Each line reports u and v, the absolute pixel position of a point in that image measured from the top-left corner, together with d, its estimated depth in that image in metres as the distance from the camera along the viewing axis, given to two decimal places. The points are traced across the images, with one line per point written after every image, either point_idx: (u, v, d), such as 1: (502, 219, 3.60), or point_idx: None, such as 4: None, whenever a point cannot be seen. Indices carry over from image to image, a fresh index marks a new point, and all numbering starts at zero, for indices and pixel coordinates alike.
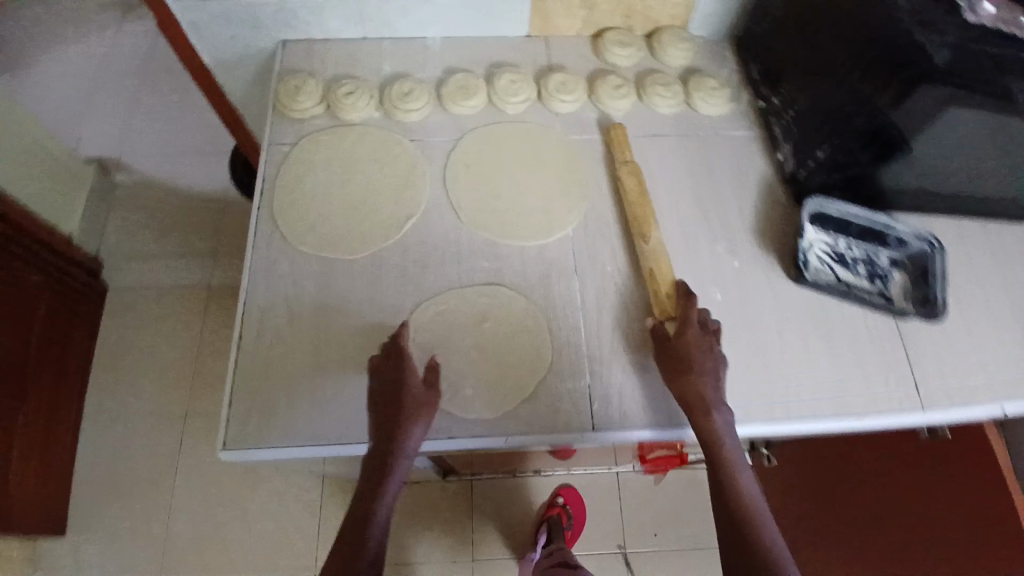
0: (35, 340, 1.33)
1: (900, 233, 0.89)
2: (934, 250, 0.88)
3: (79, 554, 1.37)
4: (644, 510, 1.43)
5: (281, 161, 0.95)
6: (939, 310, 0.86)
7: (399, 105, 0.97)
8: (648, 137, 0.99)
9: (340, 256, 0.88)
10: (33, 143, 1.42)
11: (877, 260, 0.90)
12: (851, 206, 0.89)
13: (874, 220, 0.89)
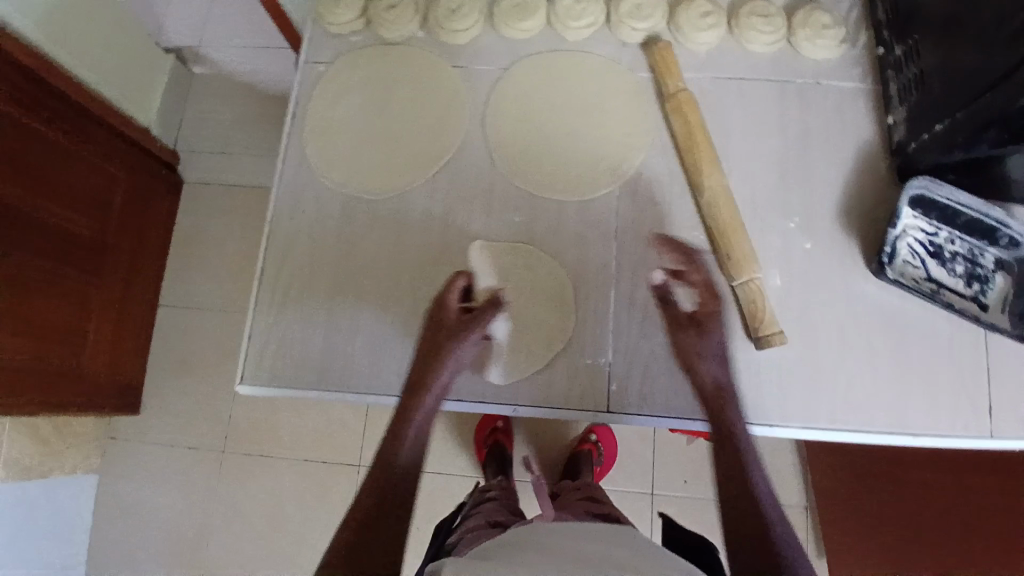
0: (116, 221, 1.25)
1: (1016, 233, 0.72)
2: None
3: (146, 433, 1.36)
4: (682, 464, 1.28)
5: (316, 82, 0.88)
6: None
7: (445, 24, 0.85)
8: (731, 80, 0.83)
9: (365, 194, 0.82)
10: (126, 28, 1.30)
11: (981, 260, 0.74)
12: (963, 193, 0.72)
13: (988, 212, 0.72)
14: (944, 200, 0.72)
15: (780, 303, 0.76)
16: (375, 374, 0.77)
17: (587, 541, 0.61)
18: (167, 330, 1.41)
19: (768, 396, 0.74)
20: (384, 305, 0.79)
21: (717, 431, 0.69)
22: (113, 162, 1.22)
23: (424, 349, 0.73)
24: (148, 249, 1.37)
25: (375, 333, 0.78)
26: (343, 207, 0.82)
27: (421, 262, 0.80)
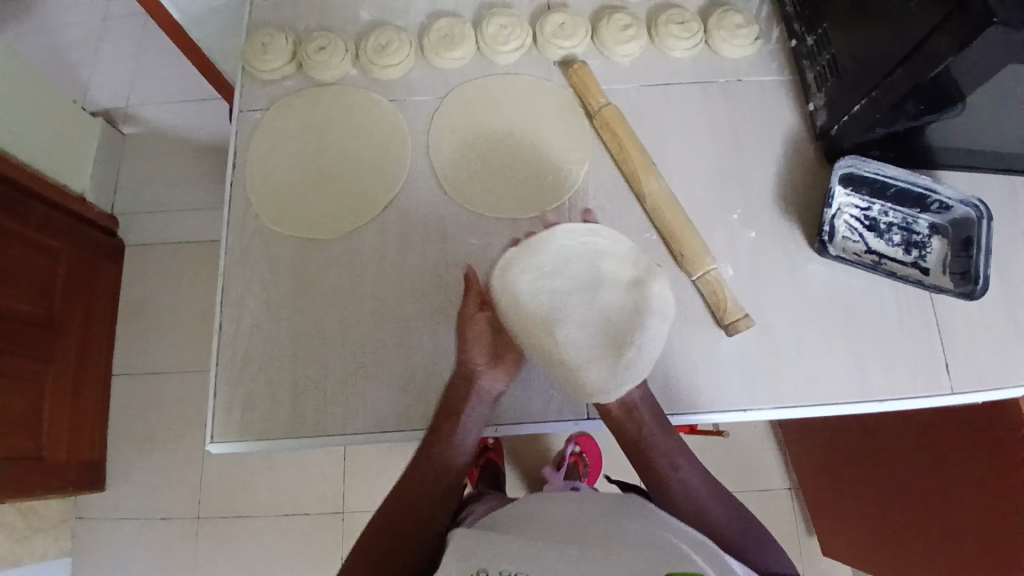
0: (58, 294, 1.19)
1: (944, 198, 0.77)
2: (981, 217, 0.75)
3: (116, 511, 1.29)
4: None
5: (252, 131, 0.87)
6: (977, 288, 0.74)
7: (376, 61, 0.86)
8: (660, 86, 0.86)
9: (315, 236, 0.82)
10: (52, 94, 1.25)
11: (915, 227, 0.79)
12: (889, 166, 0.76)
13: (916, 181, 0.77)
14: (872, 175, 0.77)
15: (737, 291, 0.79)
16: (349, 416, 0.75)
17: (592, 517, 0.61)
18: (126, 400, 1.35)
19: (738, 382, 0.76)
20: (350, 345, 0.78)
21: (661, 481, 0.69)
22: (49, 233, 1.18)
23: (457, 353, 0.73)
24: (95, 320, 1.31)
25: (345, 374, 0.77)
26: (295, 252, 0.81)
27: (383, 296, 0.79)
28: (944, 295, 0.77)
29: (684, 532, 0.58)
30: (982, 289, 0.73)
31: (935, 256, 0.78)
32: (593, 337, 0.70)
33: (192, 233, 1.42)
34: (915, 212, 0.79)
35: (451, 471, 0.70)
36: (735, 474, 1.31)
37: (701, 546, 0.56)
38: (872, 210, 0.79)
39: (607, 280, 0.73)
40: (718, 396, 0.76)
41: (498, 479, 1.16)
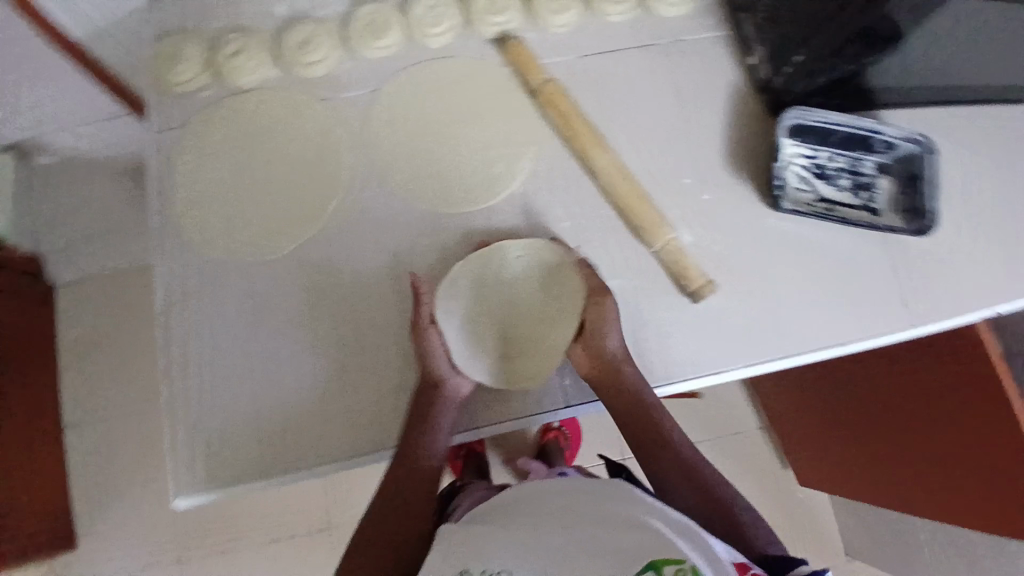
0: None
1: (888, 136, 0.77)
2: (924, 151, 0.77)
3: (90, 565, 1.23)
4: None
5: (174, 150, 0.82)
6: (927, 223, 0.76)
7: (297, 58, 0.81)
8: (599, 54, 0.83)
9: (256, 258, 0.77)
10: None
11: (862, 168, 0.79)
12: (834, 112, 0.77)
13: (860, 124, 0.77)
14: (817, 124, 0.77)
15: (697, 256, 0.78)
16: (320, 442, 0.72)
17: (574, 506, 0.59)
18: (82, 447, 1.27)
19: (711, 346, 0.76)
20: (311, 366, 0.74)
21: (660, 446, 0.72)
22: None
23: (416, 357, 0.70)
24: (34, 368, 1.22)
25: (310, 397, 0.73)
26: (241, 275, 0.77)
27: (341, 309, 0.76)
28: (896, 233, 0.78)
29: (667, 512, 0.55)
30: (931, 224, 0.76)
31: (884, 195, 0.79)
32: (533, 335, 0.74)
33: (122, 260, 1.32)
34: (862, 154, 0.79)
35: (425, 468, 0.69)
36: (715, 428, 1.34)
37: (683, 528, 0.53)
38: (820, 157, 0.79)
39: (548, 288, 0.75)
40: (693, 363, 0.75)
41: (482, 466, 1.17)
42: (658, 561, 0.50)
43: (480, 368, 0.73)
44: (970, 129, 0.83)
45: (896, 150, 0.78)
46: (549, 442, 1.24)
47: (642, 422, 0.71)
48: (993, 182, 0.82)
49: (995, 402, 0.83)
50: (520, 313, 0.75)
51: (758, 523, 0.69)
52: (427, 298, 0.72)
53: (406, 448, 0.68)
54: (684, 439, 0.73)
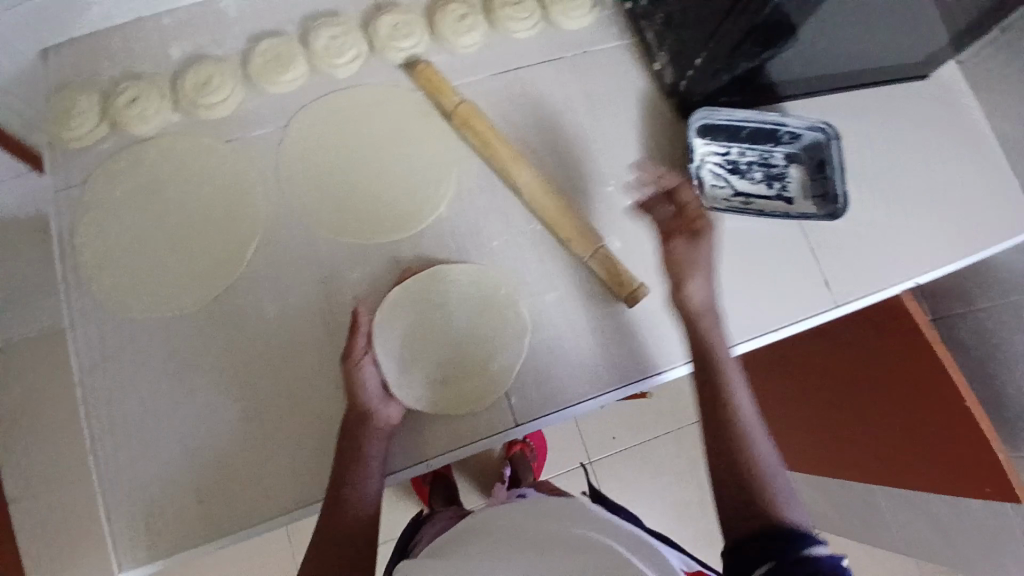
0: None
1: (793, 127, 0.79)
2: (829, 137, 0.79)
3: None
4: (605, 420, 1.34)
5: (74, 211, 0.77)
6: (838, 207, 0.79)
7: (197, 101, 0.77)
8: (510, 71, 0.84)
9: (176, 311, 0.73)
10: None
11: (772, 159, 0.82)
12: (739, 110, 0.78)
13: (765, 119, 0.79)
14: (724, 122, 0.79)
15: (628, 261, 0.79)
16: (264, 496, 0.69)
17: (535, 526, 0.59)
18: None
19: (651, 348, 0.77)
20: (247, 419, 0.71)
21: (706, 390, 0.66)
22: None
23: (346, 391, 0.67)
24: None
25: (248, 450, 0.70)
26: (161, 334, 0.73)
27: (273, 356, 0.73)
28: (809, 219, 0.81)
29: (622, 529, 0.56)
30: (841, 208, 0.79)
31: (796, 183, 0.82)
32: (473, 359, 0.74)
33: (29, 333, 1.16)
34: (771, 146, 0.82)
35: (363, 514, 0.63)
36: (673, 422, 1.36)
37: (639, 543, 0.55)
38: (731, 153, 0.82)
39: (490, 308, 0.75)
40: (635, 367, 0.76)
41: (451, 489, 1.14)
42: None
43: (424, 399, 0.72)
44: (859, 115, 0.90)
45: (804, 138, 0.81)
46: (517, 456, 1.21)
47: (706, 367, 0.67)
48: (886, 165, 0.88)
49: (926, 357, 0.89)
50: (458, 337, 0.74)
51: (792, 500, 0.58)
52: (363, 324, 0.69)
53: (337, 485, 0.64)
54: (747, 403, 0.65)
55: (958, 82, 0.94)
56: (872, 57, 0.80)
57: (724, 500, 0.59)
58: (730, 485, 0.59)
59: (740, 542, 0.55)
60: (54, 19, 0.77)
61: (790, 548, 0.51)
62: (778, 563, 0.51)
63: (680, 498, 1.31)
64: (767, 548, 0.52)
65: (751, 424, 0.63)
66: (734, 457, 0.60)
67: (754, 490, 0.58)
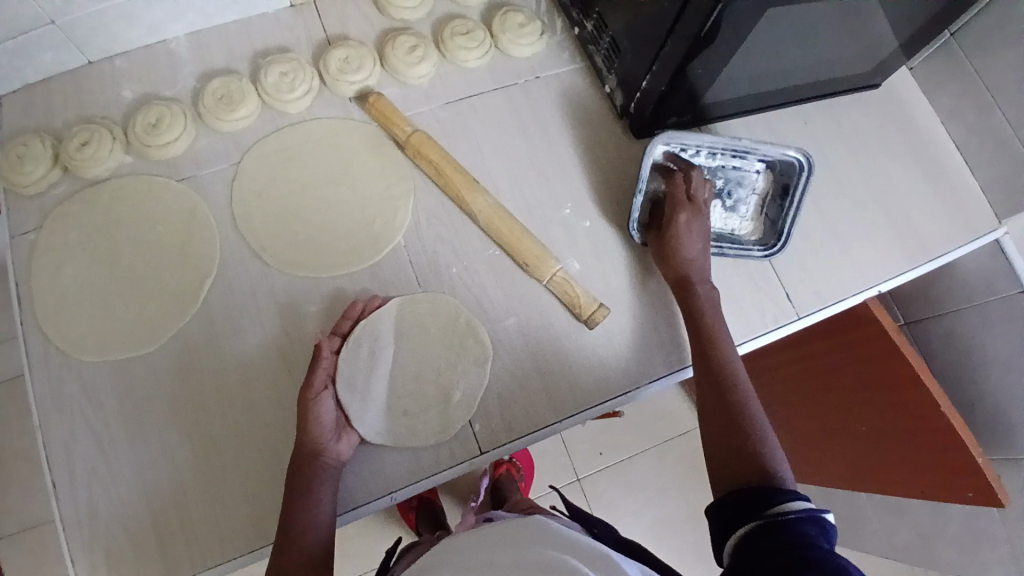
0: None
1: (767, 152, 0.81)
2: (802, 171, 0.81)
3: None
4: (588, 434, 1.34)
5: (30, 256, 0.77)
6: (776, 246, 0.82)
7: (149, 141, 0.78)
8: (463, 100, 0.85)
9: (131, 352, 0.73)
10: None
11: (742, 171, 0.83)
12: (712, 136, 0.79)
13: (739, 145, 0.80)
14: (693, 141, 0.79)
15: (587, 283, 0.79)
16: (224, 537, 0.68)
17: (497, 537, 0.59)
18: None
19: (613, 368, 0.76)
20: (207, 459, 0.70)
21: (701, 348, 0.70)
22: None
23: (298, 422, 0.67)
24: None
25: (207, 491, 0.69)
26: (117, 375, 0.72)
27: (232, 395, 0.72)
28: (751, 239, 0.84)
29: (606, 559, 0.53)
30: (777, 249, 0.81)
31: (755, 201, 0.84)
32: (435, 389, 0.73)
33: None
34: (743, 158, 0.83)
35: (318, 541, 0.63)
36: (656, 435, 1.35)
37: (594, 554, 0.54)
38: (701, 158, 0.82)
39: (458, 335, 0.75)
40: (600, 387, 0.76)
41: (437, 513, 1.13)
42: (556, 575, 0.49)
43: (385, 432, 0.71)
44: (811, 128, 0.91)
45: (779, 158, 0.82)
46: (503, 475, 1.19)
47: (703, 335, 0.70)
48: (840, 175, 0.90)
49: (890, 359, 0.88)
50: (420, 368, 0.74)
51: (783, 462, 0.58)
52: (326, 358, 0.69)
53: (286, 526, 0.63)
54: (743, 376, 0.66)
55: (910, 90, 0.96)
56: (817, 73, 0.82)
57: (717, 467, 0.60)
58: (724, 452, 0.60)
59: (732, 492, 0.56)
60: (7, 69, 0.78)
61: (777, 500, 0.52)
62: (762, 517, 0.51)
63: (663, 512, 1.31)
64: (752, 505, 0.53)
65: (746, 394, 0.64)
66: (728, 424, 0.61)
67: (746, 453, 0.58)
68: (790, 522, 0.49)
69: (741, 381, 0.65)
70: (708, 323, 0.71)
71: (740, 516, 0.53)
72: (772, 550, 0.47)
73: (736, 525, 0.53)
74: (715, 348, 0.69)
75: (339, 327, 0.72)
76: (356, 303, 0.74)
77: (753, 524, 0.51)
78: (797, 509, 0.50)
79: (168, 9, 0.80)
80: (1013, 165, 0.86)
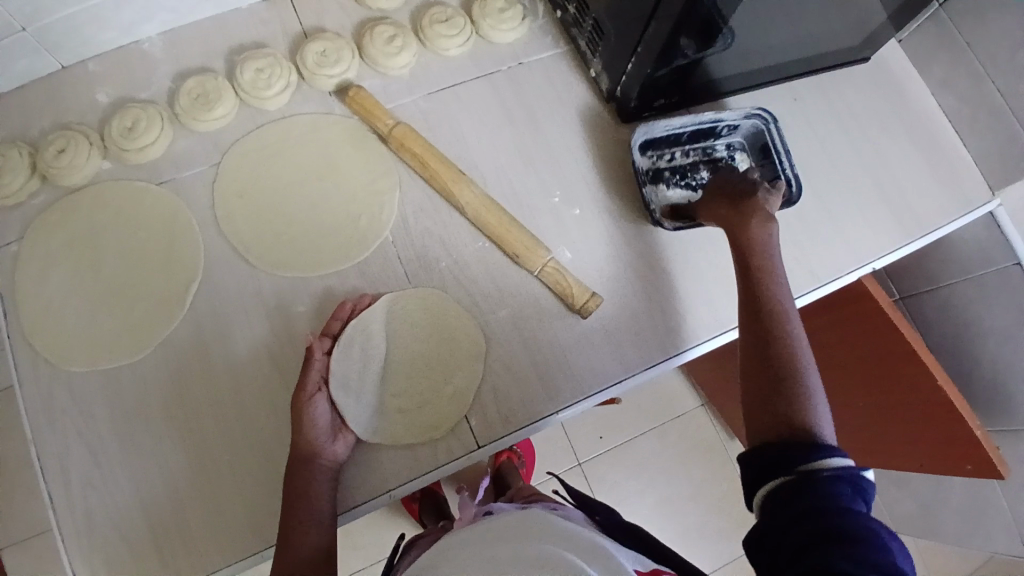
0: None
1: (729, 119, 0.82)
2: (767, 124, 0.82)
3: None
4: (586, 418, 1.33)
5: (12, 267, 0.75)
6: (793, 191, 0.80)
7: (126, 145, 0.76)
8: (445, 89, 0.83)
9: (120, 361, 0.72)
10: None
11: (718, 153, 0.83)
12: (673, 118, 0.81)
13: (701, 118, 0.81)
14: (664, 132, 0.81)
15: (579, 271, 0.78)
16: (226, 541, 0.67)
17: (502, 530, 0.58)
18: None
19: (608, 356, 0.76)
20: (203, 466, 0.69)
21: (748, 286, 0.66)
22: None
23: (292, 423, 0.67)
24: None
25: (205, 498, 0.68)
26: (107, 385, 0.71)
27: (225, 400, 0.71)
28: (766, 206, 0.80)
29: (606, 552, 0.52)
30: (795, 193, 0.79)
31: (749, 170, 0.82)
32: (428, 385, 0.73)
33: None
34: (712, 141, 0.83)
35: (320, 541, 0.63)
36: (656, 416, 1.35)
37: (593, 548, 0.54)
38: (675, 157, 0.82)
39: (449, 329, 0.74)
40: (596, 376, 0.75)
41: (439, 504, 1.13)
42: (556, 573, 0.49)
43: (379, 431, 0.70)
44: (803, 104, 0.90)
45: (742, 128, 0.83)
46: (504, 464, 1.19)
47: (751, 273, 0.66)
48: (832, 148, 0.88)
49: (886, 335, 0.87)
50: (412, 364, 0.73)
51: (826, 421, 0.56)
52: (319, 359, 0.69)
53: (287, 527, 0.63)
54: (796, 328, 0.62)
55: (900, 62, 0.94)
56: (806, 48, 0.80)
57: (751, 413, 0.58)
58: (760, 397, 0.58)
59: (762, 448, 0.55)
60: None
61: (812, 456, 0.51)
62: (795, 472, 0.51)
63: (666, 492, 1.31)
64: (783, 458, 0.52)
65: (796, 345, 0.60)
66: (773, 372, 0.58)
67: (790, 402, 0.56)
68: (824, 480, 0.49)
69: (791, 331, 0.61)
70: (756, 264, 0.67)
71: (770, 470, 0.52)
72: (801, 506, 0.48)
73: (767, 477, 0.52)
74: (765, 289, 0.65)
75: (329, 328, 0.71)
76: (344, 303, 0.73)
77: (783, 481, 0.51)
78: (832, 466, 0.50)
79: (139, 9, 0.78)
80: (1007, 135, 0.85)
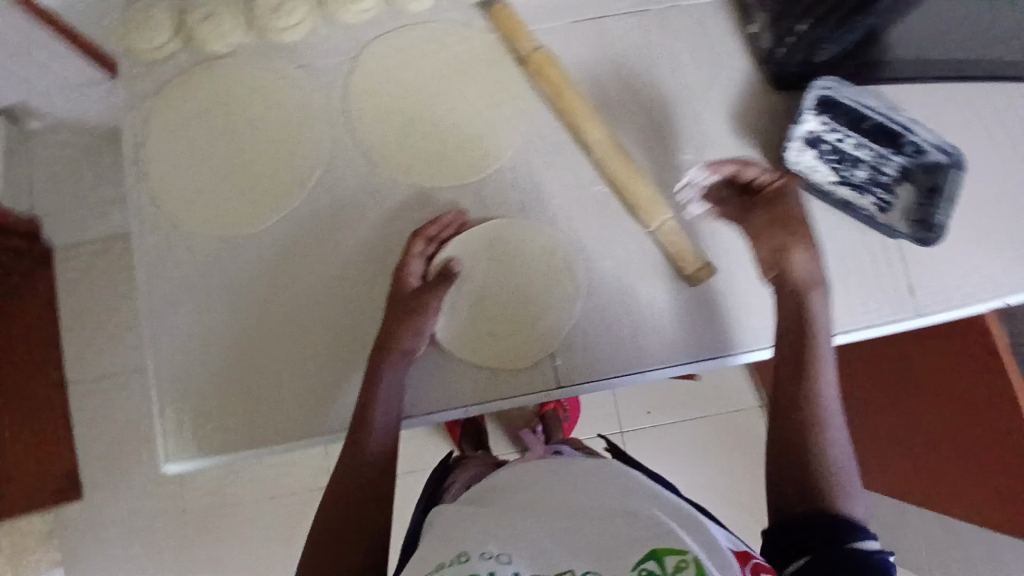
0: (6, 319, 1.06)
1: (919, 137, 0.72)
2: (951, 166, 0.71)
3: (96, 522, 1.15)
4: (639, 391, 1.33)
5: (148, 121, 0.78)
6: (930, 236, 0.72)
7: (271, 22, 0.77)
8: (592, 20, 0.79)
9: (233, 232, 0.75)
10: None
11: (883, 165, 0.75)
12: (871, 98, 0.73)
13: (893, 117, 0.73)
14: (850, 102, 0.73)
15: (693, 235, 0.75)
16: (306, 420, 0.70)
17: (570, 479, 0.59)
18: (81, 423, 1.17)
19: (704, 328, 0.73)
20: (296, 347, 0.72)
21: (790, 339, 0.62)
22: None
23: (387, 319, 0.68)
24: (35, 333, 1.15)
25: (293, 377, 0.71)
26: (220, 252, 0.74)
27: (326, 290, 0.73)
28: (893, 236, 0.74)
29: (703, 528, 0.50)
30: (930, 239, 0.72)
31: (900, 199, 0.75)
32: (519, 316, 0.72)
33: (99, 230, 1.20)
34: (888, 151, 0.75)
35: (378, 449, 0.63)
36: (714, 402, 1.33)
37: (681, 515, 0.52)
38: (844, 141, 0.75)
39: (554, 265, 0.73)
40: (686, 347, 0.72)
41: (480, 436, 1.14)
42: (658, 549, 0.44)
43: (465, 349, 0.71)
44: None
45: (926, 157, 0.73)
46: (548, 413, 1.19)
47: (798, 329, 0.62)
48: None
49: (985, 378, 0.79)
50: (511, 290, 0.73)
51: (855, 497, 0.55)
52: (415, 259, 0.70)
53: (360, 418, 0.64)
54: (830, 377, 0.60)
55: None
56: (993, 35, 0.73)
57: (773, 465, 0.59)
58: (783, 455, 0.58)
59: (788, 517, 0.54)
60: None
61: (841, 537, 0.50)
62: (821, 552, 0.50)
63: (710, 478, 1.30)
64: (811, 537, 0.51)
65: (829, 419, 0.58)
66: (797, 438, 0.58)
67: (813, 471, 0.56)
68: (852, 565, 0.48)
69: (823, 401, 0.59)
70: (804, 320, 0.62)
71: (793, 546, 0.52)
72: None
73: (791, 555, 0.51)
74: (807, 346, 0.61)
75: (431, 233, 0.71)
76: (450, 214, 0.73)
77: (807, 561, 0.50)
78: (861, 550, 0.49)
79: None
80: None
